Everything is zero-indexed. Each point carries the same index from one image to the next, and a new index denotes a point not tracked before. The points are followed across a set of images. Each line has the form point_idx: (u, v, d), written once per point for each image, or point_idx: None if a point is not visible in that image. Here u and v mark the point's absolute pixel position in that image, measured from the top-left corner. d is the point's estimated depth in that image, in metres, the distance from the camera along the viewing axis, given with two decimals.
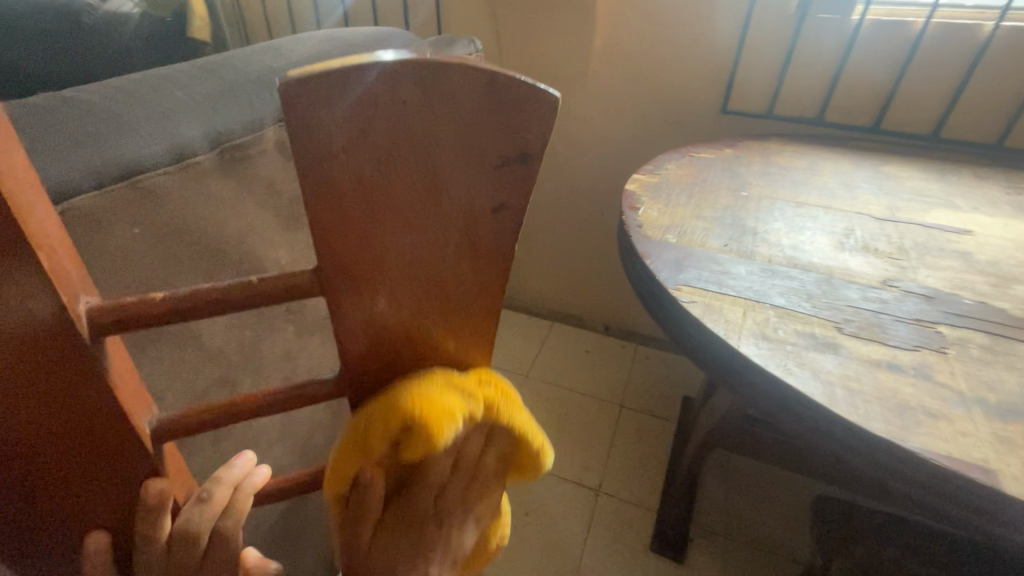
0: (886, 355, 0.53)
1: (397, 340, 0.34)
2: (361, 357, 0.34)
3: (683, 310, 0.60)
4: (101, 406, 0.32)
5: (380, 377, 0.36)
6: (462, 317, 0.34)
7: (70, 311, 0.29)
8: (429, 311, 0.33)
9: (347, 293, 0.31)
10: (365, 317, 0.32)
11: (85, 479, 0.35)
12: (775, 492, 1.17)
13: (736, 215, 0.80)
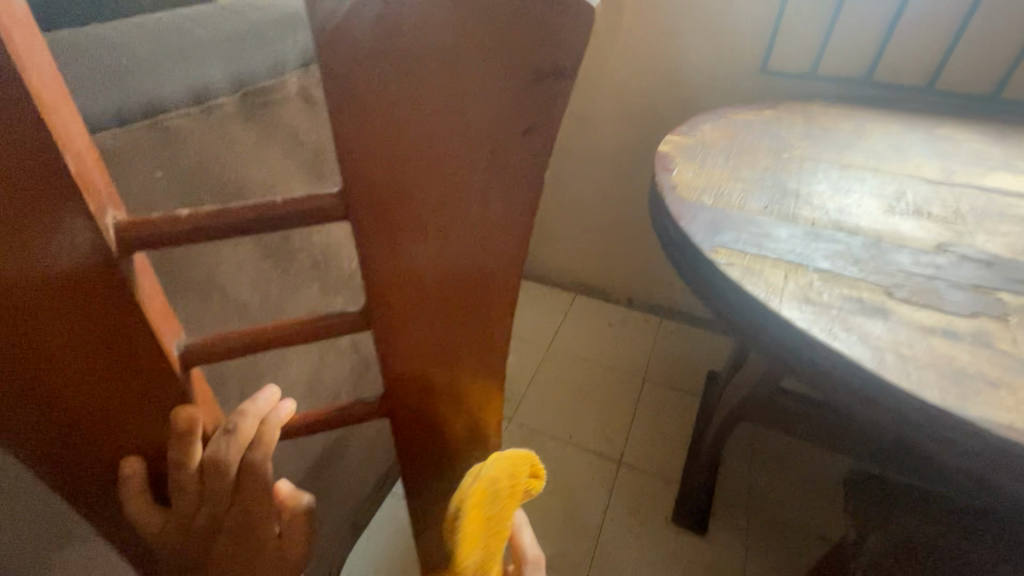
0: (941, 322, 0.50)
1: (418, 293, 0.30)
2: (381, 309, 0.31)
3: (721, 273, 0.57)
4: (130, 332, 0.29)
5: (401, 334, 0.32)
6: (491, 274, 0.29)
7: (98, 220, 0.25)
8: (454, 263, 0.28)
9: (365, 230, 0.27)
10: (386, 261, 0.28)
11: (117, 418, 0.33)
12: (802, 469, 1.14)
13: (777, 177, 0.75)
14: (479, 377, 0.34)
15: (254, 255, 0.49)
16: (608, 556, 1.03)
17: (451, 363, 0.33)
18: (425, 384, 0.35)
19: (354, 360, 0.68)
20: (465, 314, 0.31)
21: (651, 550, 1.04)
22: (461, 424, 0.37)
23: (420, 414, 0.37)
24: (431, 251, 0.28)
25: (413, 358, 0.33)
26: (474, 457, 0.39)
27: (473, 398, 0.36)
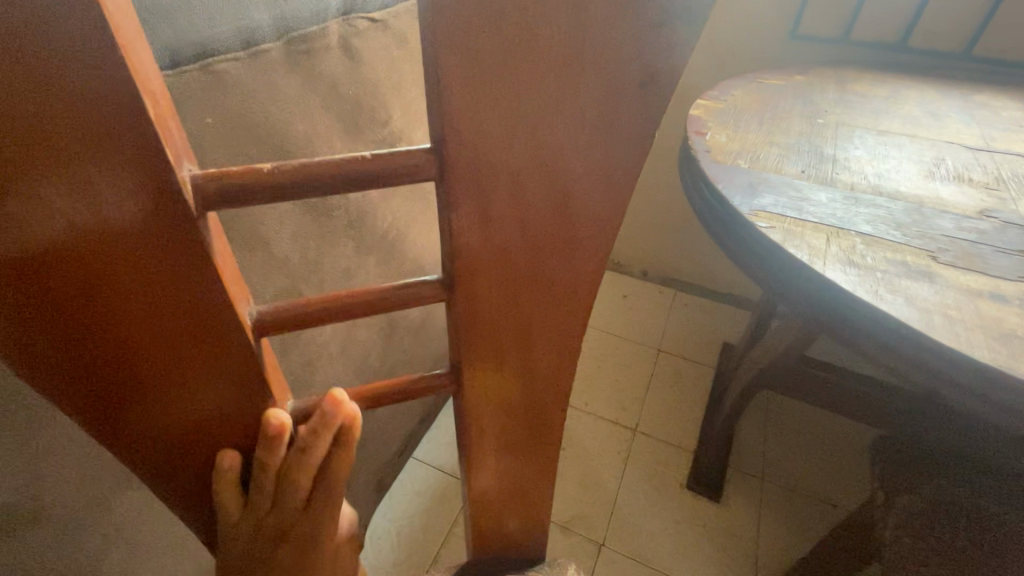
0: (988, 285, 0.49)
1: (510, 263, 0.29)
2: (467, 280, 0.30)
3: (762, 235, 0.56)
4: (206, 301, 0.26)
5: (484, 304, 0.31)
6: (582, 237, 0.29)
7: (176, 176, 0.22)
8: (549, 228, 0.28)
9: (463, 198, 0.26)
10: (481, 229, 0.27)
11: (186, 400, 0.29)
12: (817, 439, 1.15)
13: (812, 142, 0.74)
14: (554, 344, 0.34)
15: (293, 210, 0.49)
16: (625, 519, 1.06)
17: (530, 332, 0.33)
18: (500, 357, 0.34)
19: (385, 322, 0.68)
20: (551, 281, 0.30)
21: (665, 515, 1.06)
22: (531, 395, 0.37)
23: (490, 388, 0.36)
24: (529, 217, 0.27)
25: (495, 327, 0.32)
26: (539, 423, 0.40)
27: (545, 367, 0.36)
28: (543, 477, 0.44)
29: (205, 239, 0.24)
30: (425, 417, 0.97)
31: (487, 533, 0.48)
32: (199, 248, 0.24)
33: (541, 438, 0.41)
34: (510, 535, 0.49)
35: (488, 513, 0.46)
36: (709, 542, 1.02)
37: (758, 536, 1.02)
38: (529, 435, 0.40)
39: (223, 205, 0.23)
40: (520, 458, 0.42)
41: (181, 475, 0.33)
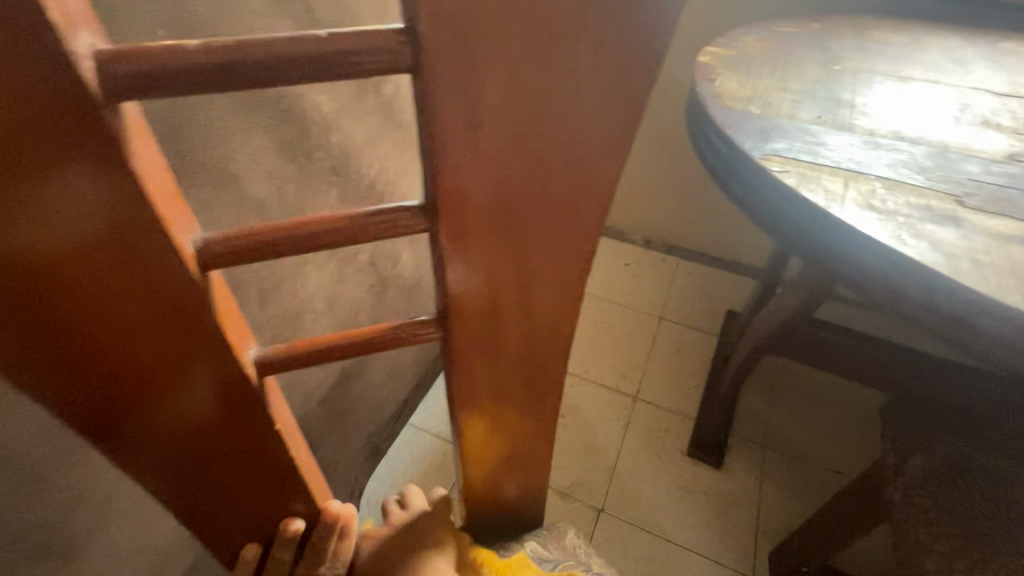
0: (1019, 229, 0.46)
1: (506, 197, 0.23)
2: (459, 228, 0.24)
3: (774, 180, 0.52)
4: (130, 225, 0.21)
5: (472, 250, 0.25)
6: (599, 170, 0.23)
7: (64, 43, 0.16)
8: (561, 158, 0.22)
9: (450, 118, 0.20)
10: (475, 162, 0.21)
11: (127, 346, 0.25)
12: (822, 403, 1.13)
13: (828, 87, 0.69)
14: (557, 299, 0.29)
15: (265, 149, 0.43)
16: (625, 485, 1.05)
17: (535, 288, 0.28)
18: (499, 317, 0.29)
19: (374, 279, 0.64)
20: (560, 226, 0.25)
21: (667, 482, 1.05)
22: (535, 359, 0.33)
23: (487, 353, 0.32)
24: (534, 145, 0.21)
25: (486, 280, 0.27)
26: (541, 389, 0.35)
27: (546, 326, 0.30)
28: (543, 439, 0.41)
29: (119, 134, 0.19)
30: (421, 382, 0.94)
31: (482, 496, 0.46)
32: (111, 148, 0.18)
33: (542, 402, 0.37)
34: (505, 499, 0.47)
35: (483, 478, 0.43)
36: (709, 507, 1.01)
37: (760, 502, 1.01)
38: (531, 399, 0.36)
39: (133, 91, 0.17)
40: (520, 422, 0.39)
41: (137, 432, 0.29)
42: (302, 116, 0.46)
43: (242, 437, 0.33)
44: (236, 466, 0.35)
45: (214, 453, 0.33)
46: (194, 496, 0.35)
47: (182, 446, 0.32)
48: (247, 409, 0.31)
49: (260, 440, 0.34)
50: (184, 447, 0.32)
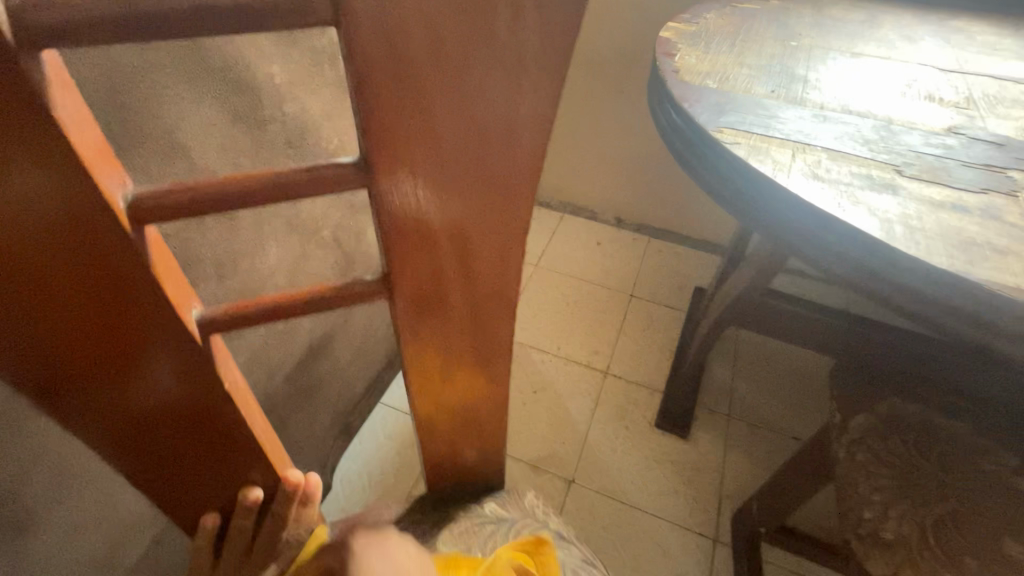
0: (950, 197, 0.48)
1: (443, 164, 0.24)
2: (392, 194, 0.25)
3: (725, 151, 0.54)
4: (63, 171, 0.20)
5: (414, 213, 0.26)
6: (526, 145, 0.23)
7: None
8: (484, 135, 0.23)
9: (377, 85, 0.20)
10: (404, 130, 0.22)
11: (70, 299, 0.25)
12: (785, 373, 1.18)
13: (784, 63, 0.70)
14: (497, 265, 0.30)
15: (217, 119, 0.43)
16: (595, 456, 1.08)
17: (471, 255, 0.29)
18: (438, 280, 0.30)
19: (339, 256, 0.64)
20: (491, 199, 0.26)
21: (636, 453, 1.08)
22: (476, 324, 0.34)
23: (433, 316, 0.32)
24: (457, 119, 0.22)
25: (433, 243, 0.28)
26: (484, 353, 0.37)
27: (489, 290, 0.31)
28: (495, 401, 0.42)
29: (39, 84, 0.18)
30: (392, 361, 0.94)
31: (441, 455, 0.47)
32: (30, 98, 0.18)
33: (489, 364, 0.38)
34: (464, 461, 0.48)
35: (437, 440, 0.45)
36: (675, 475, 1.04)
37: (724, 469, 1.05)
38: (477, 363, 0.37)
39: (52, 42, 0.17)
40: (470, 383, 0.39)
41: (87, 388, 0.30)
42: (257, 86, 0.46)
43: (193, 402, 0.33)
44: (192, 431, 0.35)
45: (163, 418, 0.33)
46: (151, 455, 0.36)
47: (132, 407, 0.32)
48: (196, 368, 0.31)
49: (211, 405, 0.33)
50: (137, 409, 0.32)
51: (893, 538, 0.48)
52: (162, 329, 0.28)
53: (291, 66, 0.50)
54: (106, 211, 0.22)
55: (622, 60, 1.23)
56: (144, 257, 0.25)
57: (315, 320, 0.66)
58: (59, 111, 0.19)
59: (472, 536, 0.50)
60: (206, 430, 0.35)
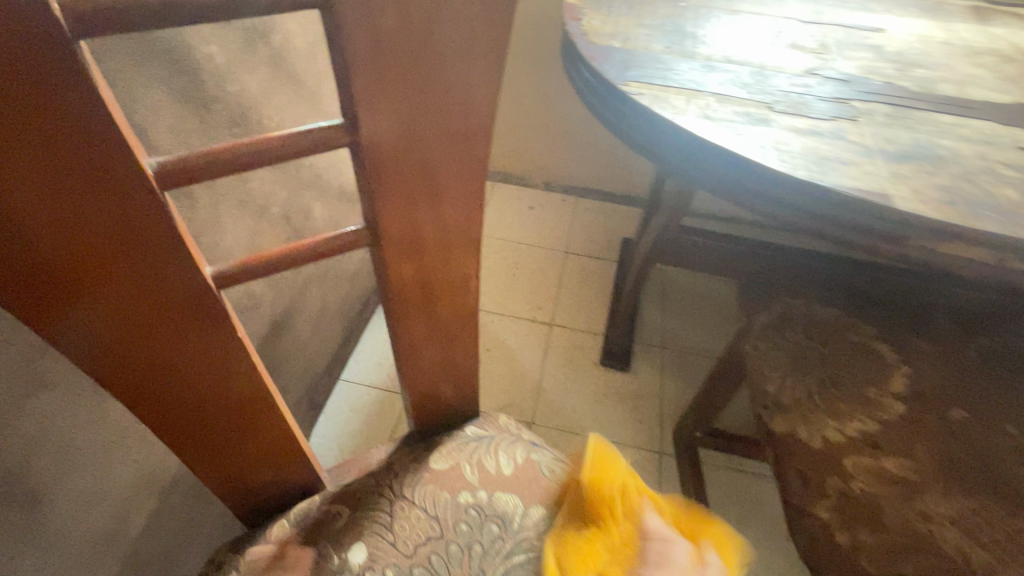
0: (809, 125, 0.59)
1: (414, 120, 0.29)
2: (371, 142, 0.29)
3: (633, 102, 0.63)
4: (105, 146, 0.23)
5: (392, 168, 0.31)
6: (480, 99, 0.29)
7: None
8: (448, 91, 0.28)
9: (356, 52, 0.25)
10: (383, 91, 0.27)
11: (113, 256, 0.28)
12: (706, 305, 1.33)
13: (676, 22, 0.80)
14: (464, 208, 0.35)
15: (164, 100, 0.45)
16: (550, 398, 1.17)
17: (441, 198, 0.34)
18: (412, 215, 0.34)
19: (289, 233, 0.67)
20: (455, 146, 0.31)
21: (586, 391, 1.19)
22: (449, 261, 0.39)
23: (410, 259, 0.37)
24: (424, 77, 0.27)
25: (410, 191, 0.33)
26: (454, 288, 0.41)
27: (457, 231, 0.37)
28: (470, 336, 0.46)
29: (87, 68, 0.21)
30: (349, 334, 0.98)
31: (423, 394, 0.50)
32: (81, 82, 0.21)
33: (460, 301, 0.42)
34: (443, 396, 0.51)
35: (418, 378, 0.48)
36: (622, 404, 1.17)
37: (662, 392, 1.18)
38: (451, 298, 0.42)
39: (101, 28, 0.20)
40: (444, 320, 0.44)
41: (124, 344, 0.32)
42: (198, 67, 0.48)
43: (209, 358, 0.36)
44: (208, 389, 0.38)
45: (181, 376, 0.36)
46: (168, 417, 0.38)
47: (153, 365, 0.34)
48: (216, 316, 0.34)
49: (225, 359, 0.37)
50: (158, 367, 0.34)
51: (789, 402, 0.59)
52: (181, 282, 0.31)
53: (227, 48, 0.52)
54: (140, 178, 0.25)
55: (534, 29, 1.29)
56: (170, 215, 0.27)
57: (276, 296, 0.68)
58: (101, 91, 0.22)
59: (460, 454, 0.49)
60: (223, 383, 0.38)
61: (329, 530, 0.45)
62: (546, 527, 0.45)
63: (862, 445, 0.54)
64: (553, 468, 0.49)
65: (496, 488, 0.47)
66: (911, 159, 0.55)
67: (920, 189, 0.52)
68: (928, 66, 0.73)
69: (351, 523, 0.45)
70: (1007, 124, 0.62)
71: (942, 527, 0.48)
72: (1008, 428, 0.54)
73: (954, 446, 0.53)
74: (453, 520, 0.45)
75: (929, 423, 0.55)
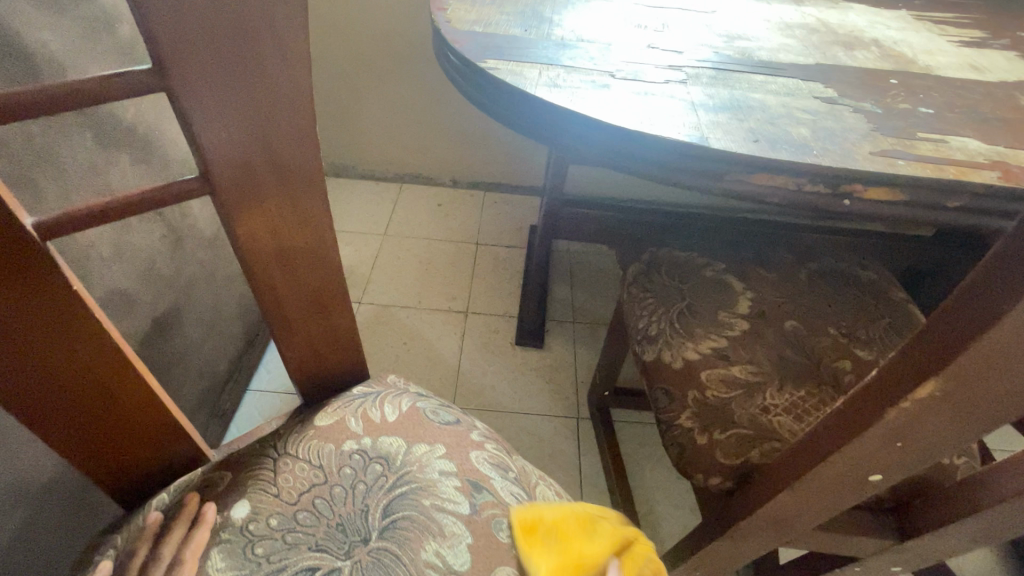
0: (644, 88, 0.67)
1: (230, 77, 0.31)
2: (188, 91, 0.31)
3: (490, 76, 0.68)
4: None
5: (218, 125, 0.33)
6: (291, 52, 0.32)
7: None
8: (256, 45, 0.31)
9: (153, 4, 0.27)
10: (190, 45, 0.29)
11: None
12: (609, 280, 1.42)
13: (535, 9, 0.86)
14: (303, 164, 0.38)
15: None
16: (469, 380, 1.20)
17: (276, 153, 0.36)
18: (252, 172, 0.37)
19: (164, 230, 0.67)
20: (278, 100, 0.34)
21: (504, 370, 1.23)
22: (301, 219, 0.41)
23: (259, 218, 0.39)
24: (232, 33, 0.30)
25: (243, 149, 0.35)
26: (312, 247, 0.43)
27: (303, 189, 0.39)
28: (339, 296, 0.48)
29: None
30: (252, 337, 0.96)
31: (303, 359, 0.51)
32: None
33: (324, 260, 0.45)
34: (325, 360, 0.53)
35: (297, 343, 0.50)
36: (539, 377, 1.22)
37: (576, 362, 1.25)
38: (311, 259, 0.44)
39: None
40: (311, 281, 0.46)
41: None
42: (30, 53, 0.48)
43: (47, 326, 0.35)
44: (61, 361, 0.37)
45: (20, 345, 0.35)
46: (17, 392, 0.37)
47: None
48: (43, 278, 0.33)
49: (70, 326, 0.36)
50: None
51: (655, 333, 0.66)
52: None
53: (63, 36, 0.51)
54: None
55: (419, 29, 1.34)
56: None
57: (155, 293, 0.66)
58: None
59: (345, 409, 0.52)
60: (70, 358, 0.37)
61: (212, 493, 0.47)
62: (429, 459, 0.49)
63: (714, 358, 0.61)
64: (436, 411, 0.54)
65: (380, 433, 0.51)
66: (724, 109, 0.64)
67: (728, 130, 0.61)
68: (750, 38, 0.84)
69: (234, 483, 0.47)
70: (806, 80, 0.73)
71: (779, 417, 0.55)
72: (832, 328, 0.64)
73: (788, 350, 0.62)
74: (337, 466, 0.48)
75: (767, 334, 0.63)
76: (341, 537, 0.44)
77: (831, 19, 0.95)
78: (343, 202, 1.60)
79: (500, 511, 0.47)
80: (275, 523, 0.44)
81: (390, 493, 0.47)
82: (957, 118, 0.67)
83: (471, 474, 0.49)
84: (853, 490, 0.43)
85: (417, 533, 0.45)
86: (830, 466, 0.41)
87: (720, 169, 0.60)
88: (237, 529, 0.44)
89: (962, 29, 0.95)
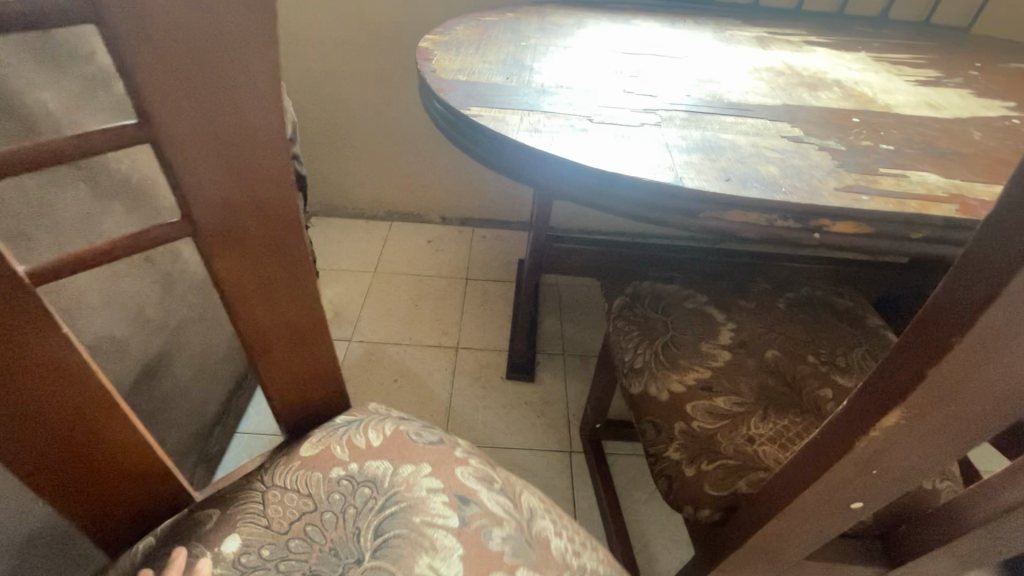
0: (621, 131, 0.71)
1: (215, 135, 0.34)
2: (177, 150, 0.33)
3: (474, 123, 0.71)
4: None
5: (205, 178, 0.35)
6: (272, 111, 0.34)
7: None
8: (239, 105, 0.33)
9: (143, 70, 0.29)
10: (178, 107, 0.32)
11: None
12: (598, 313, 1.44)
13: (516, 58, 0.91)
14: (284, 211, 0.40)
15: None
16: (460, 416, 1.20)
17: (259, 202, 0.38)
18: (235, 219, 0.38)
19: (155, 275, 0.68)
20: (259, 154, 0.36)
21: (496, 404, 1.23)
22: (284, 263, 0.43)
23: (244, 261, 0.41)
24: (217, 95, 0.32)
25: (227, 200, 0.37)
26: (295, 289, 0.45)
27: (286, 235, 0.41)
28: (321, 333, 0.49)
29: None
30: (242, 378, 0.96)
31: (286, 395, 0.52)
32: None
33: (307, 301, 0.46)
34: (309, 395, 0.53)
35: (281, 381, 0.51)
36: (530, 411, 1.22)
37: (567, 396, 1.25)
38: (294, 300, 0.45)
39: None
40: (295, 321, 0.47)
41: None
42: (28, 112, 0.49)
43: (39, 375, 0.36)
44: (48, 408, 0.37)
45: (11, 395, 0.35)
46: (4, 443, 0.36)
47: None
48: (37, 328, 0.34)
49: (62, 374, 0.37)
50: None
51: (640, 364, 0.67)
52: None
53: (62, 97, 0.53)
54: None
55: (406, 75, 1.39)
56: None
57: (144, 339, 0.67)
58: None
59: (330, 437, 0.53)
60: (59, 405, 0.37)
61: (197, 531, 0.46)
62: (415, 478, 0.50)
63: (696, 389, 0.62)
64: (419, 432, 0.55)
65: (365, 458, 0.51)
66: (696, 150, 0.68)
67: (700, 170, 0.64)
68: (720, 83, 0.89)
69: (223, 520, 0.47)
70: (773, 120, 0.77)
71: (764, 447, 0.56)
72: (811, 358, 0.66)
73: (768, 380, 0.63)
74: (326, 493, 0.48)
75: (747, 364, 0.65)
76: (334, 561, 0.44)
77: (797, 62, 1.01)
78: (333, 241, 1.62)
79: (489, 520, 0.48)
80: (267, 554, 0.45)
81: (380, 513, 0.47)
82: (915, 153, 0.71)
83: (458, 488, 0.49)
84: (831, 517, 0.44)
85: (410, 549, 0.45)
86: (808, 494, 0.42)
87: (694, 206, 0.63)
88: (229, 563, 0.44)
89: (918, 69, 1.01)
